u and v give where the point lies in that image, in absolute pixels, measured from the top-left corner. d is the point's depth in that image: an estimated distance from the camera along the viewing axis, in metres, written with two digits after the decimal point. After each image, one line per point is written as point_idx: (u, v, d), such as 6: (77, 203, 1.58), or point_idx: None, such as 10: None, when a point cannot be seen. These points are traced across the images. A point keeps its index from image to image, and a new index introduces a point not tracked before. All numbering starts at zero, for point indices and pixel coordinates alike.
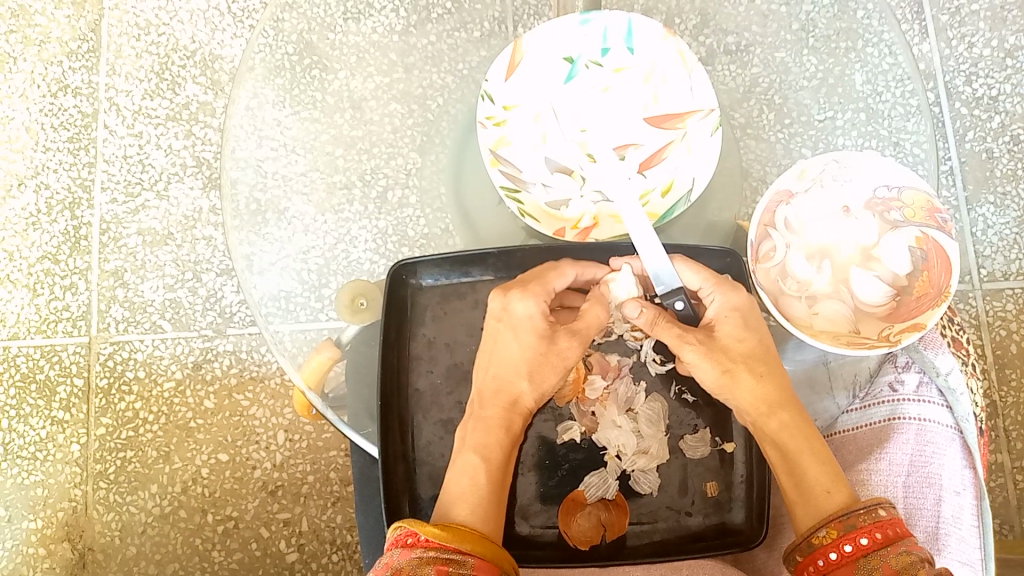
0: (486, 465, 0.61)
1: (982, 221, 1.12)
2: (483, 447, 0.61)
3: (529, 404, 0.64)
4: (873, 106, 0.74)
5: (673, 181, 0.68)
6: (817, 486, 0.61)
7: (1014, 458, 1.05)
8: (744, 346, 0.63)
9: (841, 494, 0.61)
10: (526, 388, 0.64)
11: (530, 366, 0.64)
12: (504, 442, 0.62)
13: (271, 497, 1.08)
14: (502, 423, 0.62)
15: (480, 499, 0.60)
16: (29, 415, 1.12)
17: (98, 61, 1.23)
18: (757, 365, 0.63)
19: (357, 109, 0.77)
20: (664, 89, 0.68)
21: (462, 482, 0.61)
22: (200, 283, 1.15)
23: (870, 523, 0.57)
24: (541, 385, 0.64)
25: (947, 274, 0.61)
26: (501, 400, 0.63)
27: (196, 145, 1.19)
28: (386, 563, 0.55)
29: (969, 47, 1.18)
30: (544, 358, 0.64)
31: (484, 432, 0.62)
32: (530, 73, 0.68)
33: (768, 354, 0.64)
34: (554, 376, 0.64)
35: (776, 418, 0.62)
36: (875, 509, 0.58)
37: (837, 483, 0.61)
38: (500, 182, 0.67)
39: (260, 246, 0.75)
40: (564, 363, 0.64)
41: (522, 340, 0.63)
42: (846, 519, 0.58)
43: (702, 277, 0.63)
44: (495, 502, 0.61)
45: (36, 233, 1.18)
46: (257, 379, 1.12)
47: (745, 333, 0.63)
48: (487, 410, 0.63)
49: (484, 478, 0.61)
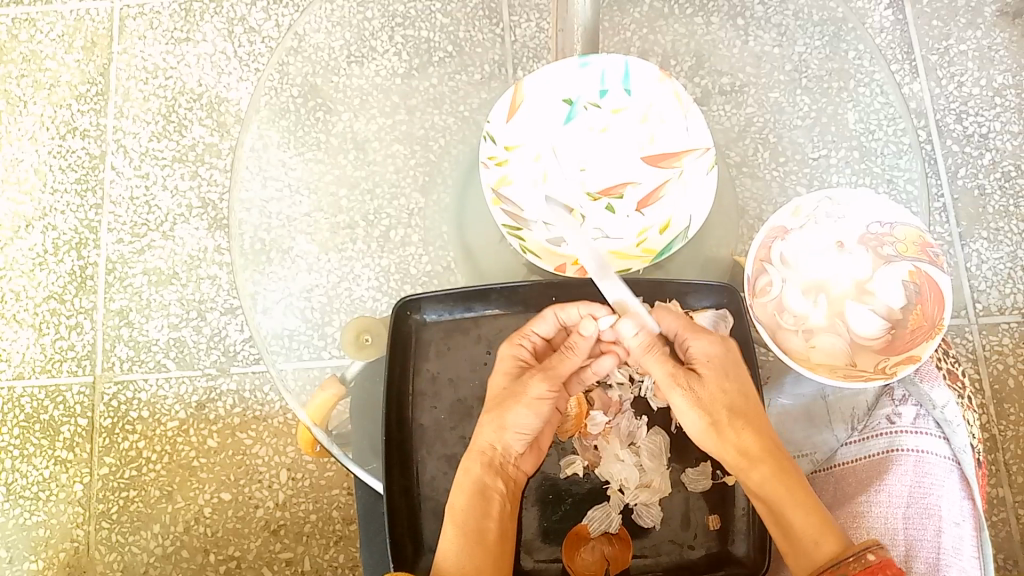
0: (453, 513, 0.63)
1: (976, 256, 1.14)
2: (456, 494, 0.64)
3: (517, 450, 0.66)
4: (866, 144, 0.76)
5: (671, 219, 0.69)
6: (804, 538, 0.62)
7: (1015, 492, 1.05)
8: (723, 396, 0.63)
9: (828, 543, 0.61)
10: (490, 428, 0.65)
11: (494, 403, 0.65)
12: (475, 484, 0.64)
13: (273, 536, 1.08)
14: (469, 467, 0.65)
15: (460, 551, 0.63)
16: (33, 455, 1.12)
17: (107, 104, 1.25)
18: (741, 413, 0.64)
19: (361, 150, 0.79)
20: (660, 130, 0.69)
21: (447, 535, 0.63)
22: (205, 322, 1.16)
23: (859, 570, 0.58)
24: (514, 426, 0.65)
25: (940, 308, 0.62)
26: (476, 446, 0.65)
27: (202, 186, 1.21)
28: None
29: (958, 86, 1.20)
30: (510, 394, 0.65)
31: (456, 481, 0.64)
32: (531, 114, 0.70)
33: (756, 398, 0.64)
34: (529, 415, 0.66)
35: (756, 471, 0.62)
36: (864, 555, 0.59)
37: (822, 532, 0.62)
38: (502, 220, 0.68)
39: (265, 285, 0.75)
40: (530, 398, 0.66)
41: (493, 380, 0.66)
42: (836, 570, 0.59)
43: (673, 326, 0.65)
44: (484, 551, 0.63)
45: (42, 273, 1.19)
46: (260, 418, 1.12)
47: (725, 382, 0.64)
48: (466, 460, 0.65)
49: (459, 529, 0.63)
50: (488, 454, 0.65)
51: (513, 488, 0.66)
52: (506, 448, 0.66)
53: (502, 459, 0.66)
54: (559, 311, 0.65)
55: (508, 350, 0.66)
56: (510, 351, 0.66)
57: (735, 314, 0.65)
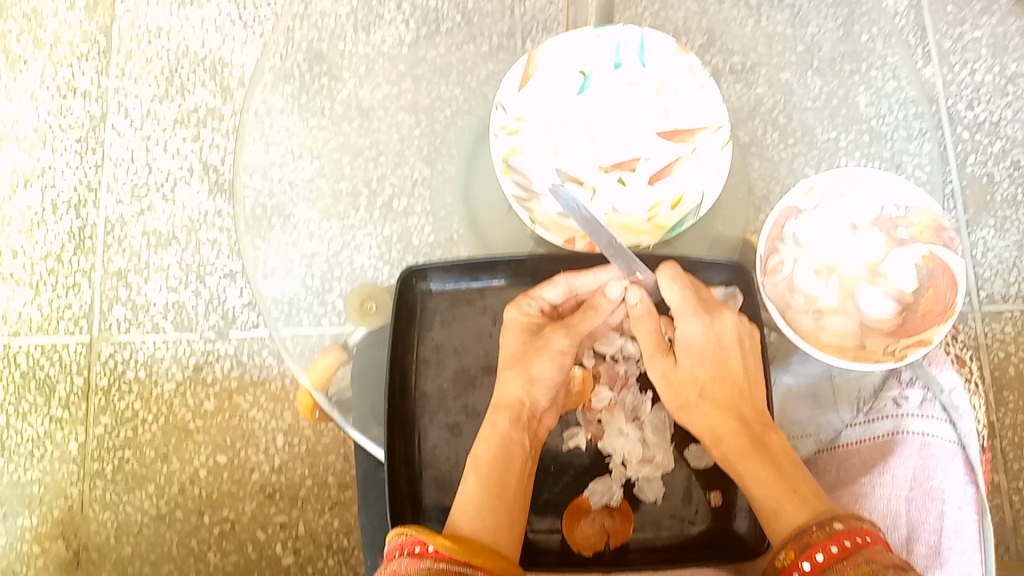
0: (477, 464, 0.62)
1: (981, 244, 1.13)
2: (481, 446, 0.63)
3: (544, 404, 0.66)
4: (875, 128, 0.75)
5: (683, 194, 0.68)
6: (761, 506, 0.60)
7: (1011, 478, 1.06)
8: (724, 364, 0.64)
9: (790, 513, 0.59)
10: (515, 382, 0.64)
11: (515, 358, 0.65)
12: (501, 439, 0.63)
13: (268, 499, 1.08)
14: (492, 421, 0.64)
15: (479, 502, 0.60)
16: (28, 413, 1.12)
17: (109, 63, 1.24)
18: (732, 378, 0.64)
19: (365, 118, 0.78)
20: (675, 103, 0.68)
21: (469, 487, 0.62)
22: (204, 285, 1.15)
23: (824, 538, 0.56)
24: (541, 378, 0.65)
25: (953, 290, 0.61)
26: (502, 401, 0.64)
27: (204, 149, 1.19)
28: (393, 569, 0.55)
29: (971, 73, 1.19)
30: (531, 348, 0.65)
31: (482, 435, 0.63)
32: (544, 84, 0.68)
33: (731, 382, 0.64)
34: (553, 368, 0.66)
35: (720, 448, 0.62)
36: (830, 524, 0.57)
37: (780, 502, 0.59)
38: (511, 190, 0.67)
39: (266, 249, 0.75)
40: (553, 351, 0.66)
41: (509, 339, 0.65)
42: (801, 537, 0.57)
43: (683, 297, 0.62)
44: (503, 507, 0.60)
45: (41, 232, 1.18)
46: (258, 383, 1.11)
47: (723, 351, 0.63)
48: (494, 415, 0.64)
49: (481, 480, 0.61)
50: (516, 409, 0.64)
51: (536, 443, 0.65)
52: (534, 404, 0.65)
53: (530, 415, 0.65)
54: (572, 279, 0.65)
55: (515, 315, 0.65)
56: (514, 314, 0.65)
57: (745, 292, 0.65)
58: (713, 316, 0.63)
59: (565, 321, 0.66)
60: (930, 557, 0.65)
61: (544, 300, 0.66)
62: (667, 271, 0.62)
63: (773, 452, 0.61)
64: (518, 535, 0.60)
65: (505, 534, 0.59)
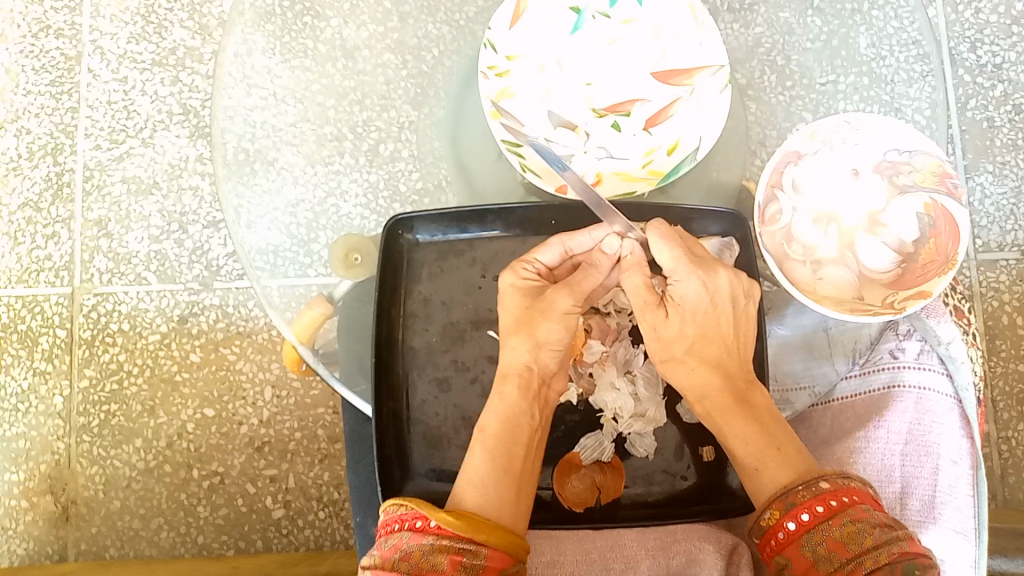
0: (483, 436, 0.60)
1: (979, 190, 1.11)
2: (489, 418, 0.61)
3: (553, 369, 0.63)
4: (876, 70, 0.72)
5: (679, 140, 0.65)
6: (744, 464, 0.59)
7: (1000, 428, 1.06)
8: (720, 323, 0.61)
9: (773, 471, 0.58)
10: (520, 346, 0.61)
11: (518, 322, 0.62)
12: (511, 409, 0.60)
13: (257, 452, 1.07)
14: (501, 392, 0.61)
15: (485, 477, 0.58)
16: (11, 365, 1.10)
17: (82, 1, 1.18)
18: (723, 338, 0.61)
19: (350, 59, 0.74)
20: (672, 43, 0.65)
21: (474, 459, 0.60)
22: (186, 235, 1.12)
23: (811, 497, 0.55)
24: (547, 342, 0.62)
25: (955, 242, 0.59)
26: (510, 369, 0.61)
27: (183, 92, 1.15)
28: (394, 544, 0.54)
29: (975, 13, 1.15)
30: (534, 311, 0.61)
31: (489, 406, 0.61)
32: (536, 23, 0.66)
33: (721, 340, 0.61)
34: (560, 330, 0.62)
35: (704, 405, 0.61)
36: (815, 484, 0.56)
37: (764, 460, 0.58)
38: (502, 136, 0.64)
39: (248, 198, 0.72)
40: (558, 313, 0.61)
41: (507, 307, 0.62)
42: (786, 497, 0.56)
43: (674, 255, 0.60)
44: (510, 481, 0.59)
45: (16, 179, 1.15)
46: (245, 334, 1.09)
47: (717, 311, 0.61)
48: (502, 386, 0.61)
49: (487, 453, 0.59)
50: (523, 376, 0.61)
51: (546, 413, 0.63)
52: (541, 370, 0.62)
53: (539, 382, 0.62)
54: (567, 240, 0.63)
55: (511, 280, 0.62)
56: (509, 280, 0.62)
57: (741, 242, 0.64)
58: (708, 273, 0.60)
59: (568, 281, 0.62)
60: (925, 512, 0.64)
61: (540, 262, 0.63)
62: (655, 231, 0.60)
63: (757, 409, 0.60)
64: (525, 510, 0.59)
65: (512, 509, 0.58)
